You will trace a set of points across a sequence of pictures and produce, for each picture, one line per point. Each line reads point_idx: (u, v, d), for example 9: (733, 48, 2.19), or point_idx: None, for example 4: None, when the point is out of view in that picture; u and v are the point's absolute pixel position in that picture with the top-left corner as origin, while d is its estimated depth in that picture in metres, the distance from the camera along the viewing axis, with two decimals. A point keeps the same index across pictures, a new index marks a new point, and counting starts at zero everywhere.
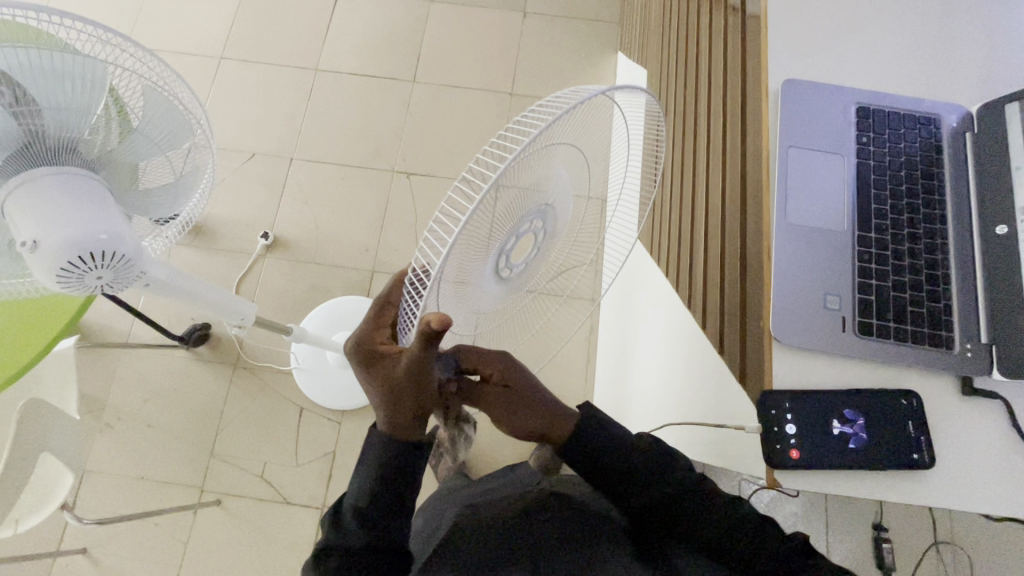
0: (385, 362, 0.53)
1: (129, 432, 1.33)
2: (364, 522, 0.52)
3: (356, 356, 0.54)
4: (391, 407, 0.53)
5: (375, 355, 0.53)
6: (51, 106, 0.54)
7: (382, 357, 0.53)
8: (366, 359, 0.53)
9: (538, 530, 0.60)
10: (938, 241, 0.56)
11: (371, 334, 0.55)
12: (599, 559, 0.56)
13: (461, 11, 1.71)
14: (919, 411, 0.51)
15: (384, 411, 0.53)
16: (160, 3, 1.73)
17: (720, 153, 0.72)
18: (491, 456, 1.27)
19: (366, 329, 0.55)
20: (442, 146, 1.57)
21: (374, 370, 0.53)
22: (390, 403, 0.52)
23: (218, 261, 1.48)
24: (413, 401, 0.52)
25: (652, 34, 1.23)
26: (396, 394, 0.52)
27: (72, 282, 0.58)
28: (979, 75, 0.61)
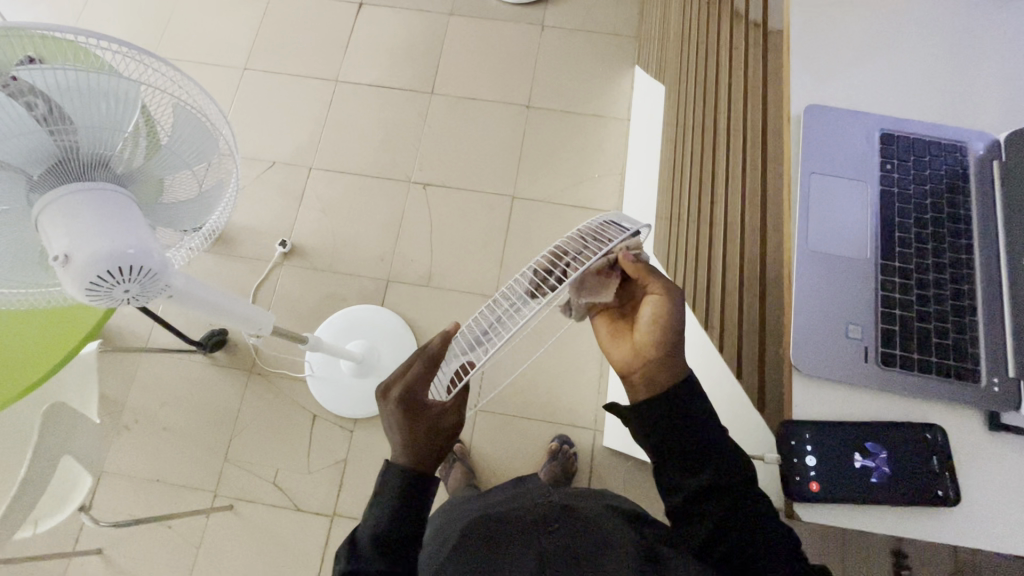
0: (426, 414, 0.56)
1: (146, 435, 1.35)
2: (381, 551, 0.51)
3: (399, 402, 0.56)
4: (420, 449, 0.54)
5: (418, 405, 0.56)
6: (85, 124, 0.56)
7: (426, 404, 0.57)
8: (408, 408, 0.56)
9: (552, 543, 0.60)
10: (963, 271, 0.55)
11: (418, 381, 0.58)
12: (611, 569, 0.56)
13: (479, 24, 1.73)
14: (946, 446, 0.50)
15: (411, 451, 0.54)
16: (187, 15, 1.78)
17: (739, 176, 0.71)
18: (501, 468, 1.27)
19: (414, 374, 0.58)
20: (458, 156, 1.59)
21: (412, 418, 0.55)
22: (422, 444, 0.55)
23: (236, 267, 1.50)
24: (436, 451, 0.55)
25: (671, 49, 1.22)
26: (431, 436, 0.55)
27: (100, 294, 0.59)
28: (1004, 101, 0.61)
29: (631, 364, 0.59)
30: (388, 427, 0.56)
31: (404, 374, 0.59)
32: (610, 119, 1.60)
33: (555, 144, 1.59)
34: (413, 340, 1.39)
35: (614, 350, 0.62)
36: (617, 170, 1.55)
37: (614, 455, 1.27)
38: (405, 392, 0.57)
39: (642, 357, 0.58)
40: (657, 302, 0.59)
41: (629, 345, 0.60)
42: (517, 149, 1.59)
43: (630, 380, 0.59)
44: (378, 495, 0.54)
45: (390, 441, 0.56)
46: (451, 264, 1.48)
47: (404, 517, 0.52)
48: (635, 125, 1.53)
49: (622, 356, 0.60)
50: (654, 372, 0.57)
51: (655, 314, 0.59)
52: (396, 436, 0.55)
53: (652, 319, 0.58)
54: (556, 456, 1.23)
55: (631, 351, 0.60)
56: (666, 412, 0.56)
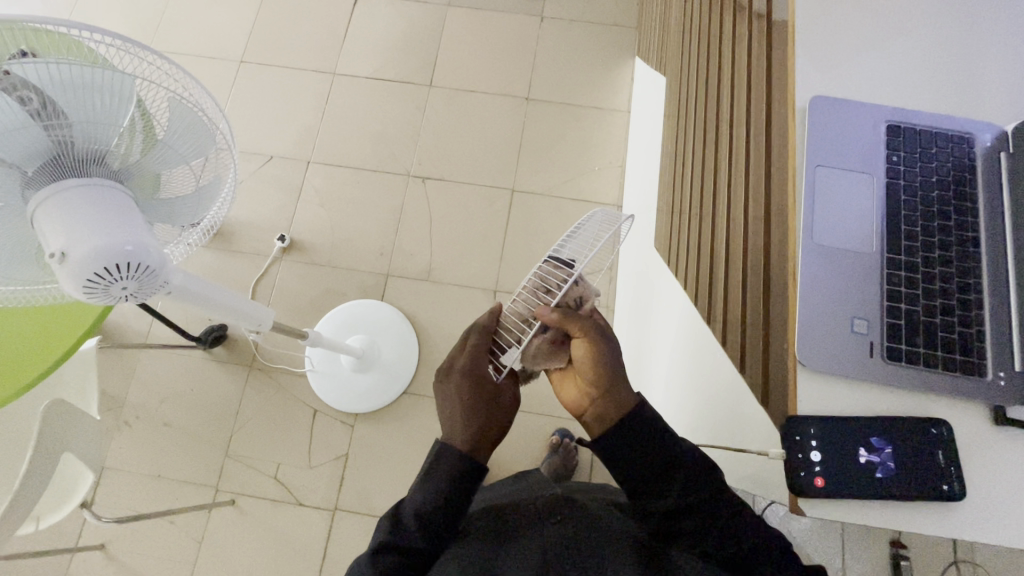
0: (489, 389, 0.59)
1: (147, 431, 1.35)
2: (421, 527, 0.54)
3: (469, 374, 0.59)
4: (481, 426, 0.57)
5: (483, 380, 0.59)
6: (79, 119, 0.55)
7: (488, 380, 0.60)
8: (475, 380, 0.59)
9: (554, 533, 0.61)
10: (969, 265, 0.54)
11: (479, 357, 0.61)
12: (611, 563, 0.56)
13: (478, 15, 1.71)
14: (951, 441, 0.50)
15: (474, 423, 0.57)
16: (182, 7, 1.76)
17: (742, 169, 0.71)
18: (502, 463, 1.27)
19: (473, 351, 0.62)
20: (458, 150, 1.57)
21: (479, 391, 0.58)
22: (483, 422, 0.57)
23: (234, 263, 1.49)
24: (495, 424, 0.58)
25: (672, 40, 1.21)
26: (492, 413, 0.58)
27: (97, 292, 0.59)
28: (1011, 93, 0.60)
29: (581, 402, 0.61)
30: (447, 400, 0.58)
31: (462, 351, 0.62)
32: (610, 111, 1.59)
33: (555, 137, 1.58)
34: (413, 336, 1.39)
35: (562, 390, 0.63)
36: (617, 163, 1.54)
37: None
38: (468, 366, 0.60)
39: (589, 395, 0.60)
40: (586, 342, 0.61)
41: (574, 384, 0.62)
42: (516, 142, 1.57)
43: (583, 418, 0.61)
44: (429, 473, 0.55)
45: (449, 419, 0.58)
46: (450, 259, 1.47)
47: (448, 502, 0.55)
48: (635, 118, 1.52)
49: (571, 396, 0.62)
50: (604, 406, 0.59)
51: (588, 355, 0.60)
52: (457, 412, 0.57)
53: (585, 358, 0.60)
54: (557, 450, 1.23)
55: (578, 389, 0.61)
56: (631, 434, 0.58)
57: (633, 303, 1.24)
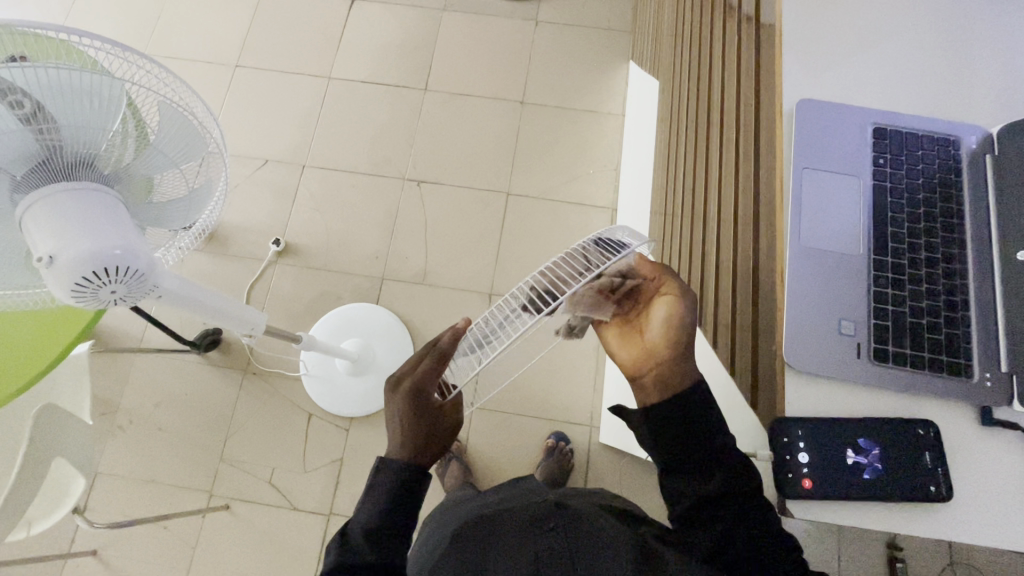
0: (431, 412, 0.56)
1: (141, 435, 1.34)
2: (372, 543, 0.51)
3: (412, 390, 0.56)
4: (415, 450, 0.55)
5: (427, 402, 0.56)
6: (68, 123, 0.55)
7: (434, 403, 0.56)
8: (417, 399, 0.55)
9: (544, 540, 0.61)
10: (956, 266, 0.54)
11: (430, 376, 0.57)
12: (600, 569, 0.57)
13: (473, 19, 1.72)
14: (937, 442, 0.50)
15: (412, 444, 0.54)
16: (178, 11, 1.76)
17: (732, 172, 0.71)
18: (497, 467, 1.27)
19: (426, 368, 0.57)
20: (453, 153, 1.58)
21: (419, 413, 0.55)
22: (418, 447, 0.55)
23: (229, 267, 1.49)
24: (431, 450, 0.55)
25: (665, 44, 1.22)
26: (430, 440, 0.56)
27: (86, 296, 0.58)
28: (997, 96, 0.60)
29: (640, 365, 0.58)
30: (390, 417, 0.56)
31: (416, 367, 0.58)
32: (604, 115, 1.60)
33: (550, 140, 1.58)
34: (409, 339, 1.39)
35: (623, 347, 0.60)
36: (612, 166, 1.54)
37: (611, 452, 1.27)
38: (417, 387, 0.56)
39: (652, 361, 0.58)
40: (671, 304, 0.57)
41: (635, 346, 0.59)
42: (512, 145, 1.58)
43: (638, 381, 0.59)
44: (379, 481, 0.54)
45: (389, 431, 0.56)
46: (445, 262, 1.48)
47: (404, 511, 0.53)
48: (629, 121, 1.52)
49: (629, 358, 0.59)
50: (666, 374, 0.57)
51: (666, 317, 0.57)
52: (397, 430, 0.55)
53: (664, 321, 0.57)
54: (552, 453, 1.23)
55: (641, 351, 0.59)
56: (680, 415, 0.55)
57: None
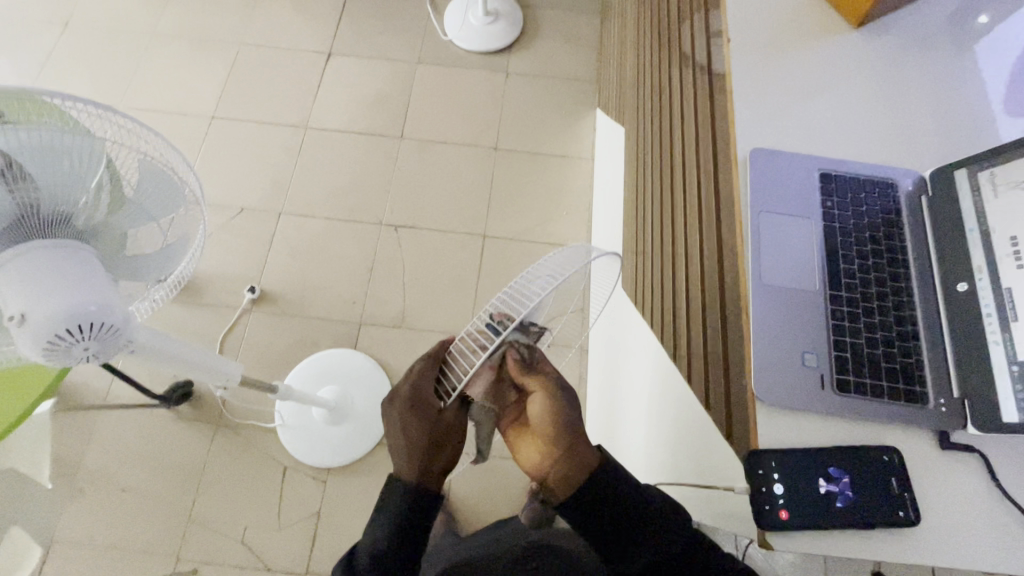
0: (429, 416, 0.59)
1: (102, 498, 1.27)
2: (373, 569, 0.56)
3: (412, 398, 0.59)
4: (424, 455, 0.58)
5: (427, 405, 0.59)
6: (47, 182, 0.55)
7: (433, 407, 0.59)
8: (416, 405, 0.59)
9: None
10: (904, 298, 0.59)
11: (425, 379, 0.60)
12: None
13: (446, 71, 1.80)
14: (901, 468, 0.52)
15: (421, 453, 0.58)
16: (155, 66, 1.79)
17: (697, 214, 0.75)
18: (480, 513, 1.24)
19: (422, 371, 0.60)
20: (430, 198, 1.61)
21: (420, 418, 0.59)
22: (424, 457, 0.58)
23: (202, 317, 1.46)
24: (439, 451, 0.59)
25: (628, 94, 1.30)
26: (439, 444, 0.59)
27: (58, 354, 0.58)
28: (926, 142, 0.67)
29: (540, 464, 0.61)
30: (394, 430, 0.60)
31: (408, 372, 0.61)
32: (575, 159, 1.67)
33: (523, 183, 1.63)
34: (388, 385, 1.38)
35: (522, 448, 0.63)
36: (584, 207, 1.60)
37: None
38: (413, 394, 0.59)
39: (549, 456, 0.61)
40: (543, 399, 0.60)
41: (533, 446, 0.62)
42: (486, 189, 1.62)
43: (542, 478, 0.61)
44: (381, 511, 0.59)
45: (396, 449, 0.60)
46: (424, 305, 1.48)
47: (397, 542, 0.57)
48: (599, 164, 1.59)
49: (532, 458, 0.62)
50: (561, 471, 0.60)
51: (547, 412, 0.60)
52: (402, 443, 0.59)
53: (545, 419, 0.60)
54: None
55: (538, 449, 0.62)
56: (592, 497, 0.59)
57: (602, 343, 1.27)
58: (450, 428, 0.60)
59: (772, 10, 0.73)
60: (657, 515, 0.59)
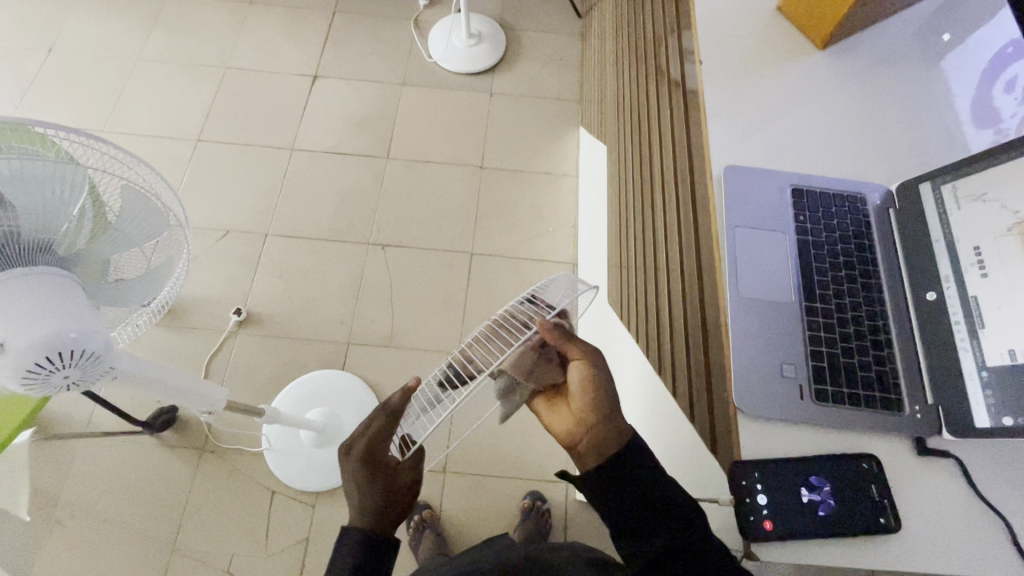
0: (385, 471, 0.57)
1: (83, 529, 1.24)
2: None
3: (366, 455, 0.57)
4: (379, 513, 0.56)
5: (381, 461, 0.58)
6: (27, 211, 0.55)
7: (386, 463, 0.58)
8: (371, 462, 0.57)
9: None
10: (877, 308, 0.60)
11: (380, 436, 0.58)
12: None
13: (431, 92, 1.82)
14: (881, 476, 0.53)
15: (376, 509, 0.56)
16: (140, 90, 1.80)
17: (676, 230, 0.77)
18: (472, 532, 1.23)
19: (379, 429, 0.59)
20: (416, 217, 1.62)
21: (374, 475, 0.57)
22: (379, 512, 0.56)
23: (186, 340, 1.45)
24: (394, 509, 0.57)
25: (609, 112, 1.33)
26: (393, 500, 0.57)
27: (36, 383, 0.57)
28: (892, 157, 0.69)
29: (574, 434, 0.60)
30: (349, 485, 0.58)
31: (364, 430, 0.60)
32: (559, 176, 1.69)
33: (509, 200, 1.65)
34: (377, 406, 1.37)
35: (554, 419, 0.62)
36: (569, 223, 1.62)
37: (588, 507, 1.25)
38: (366, 450, 0.58)
39: (583, 424, 0.60)
40: (583, 366, 0.60)
41: (568, 413, 0.61)
42: (473, 207, 1.64)
43: (574, 449, 0.60)
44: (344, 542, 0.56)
45: (351, 502, 0.57)
46: (412, 323, 1.48)
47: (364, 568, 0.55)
48: (583, 181, 1.62)
49: (564, 426, 0.61)
50: (597, 436, 0.59)
51: (585, 379, 0.60)
52: (355, 501, 0.57)
53: (581, 386, 0.60)
54: (528, 514, 1.20)
55: (572, 419, 0.61)
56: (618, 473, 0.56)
57: None
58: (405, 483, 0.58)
59: (741, 33, 0.76)
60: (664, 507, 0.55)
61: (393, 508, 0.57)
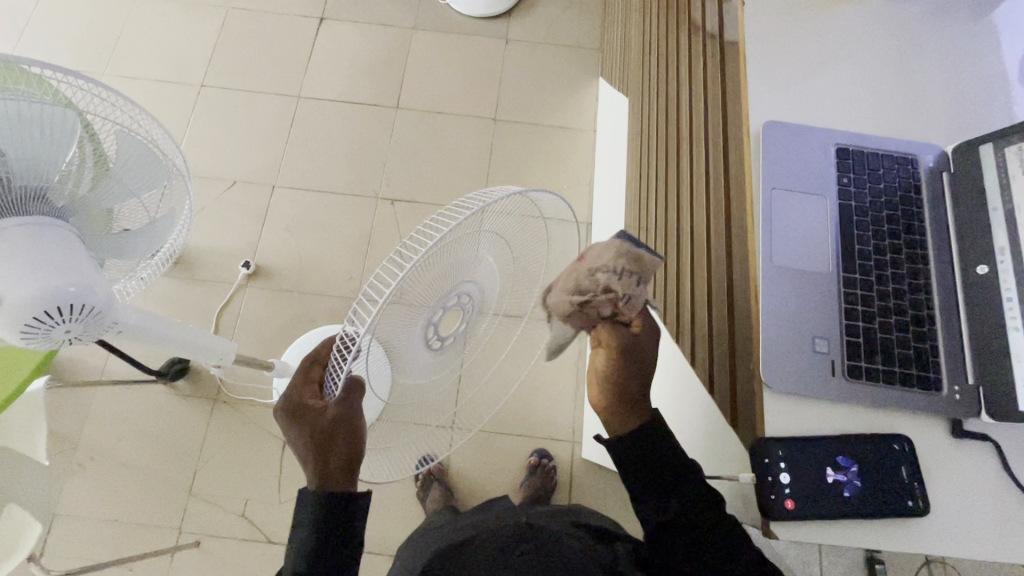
0: (310, 416, 0.58)
1: (103, 472, 1.27)
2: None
3: (288, 409, 0.59)
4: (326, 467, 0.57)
5: (303, 409, 0.59)
6: (17, 155, 0.51)
7: (311, 410, 0.58)
8: (294, 413, 0.59)
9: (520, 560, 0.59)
10: (921, 281, 0.56)
11: (304, 388, 0.61)
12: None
13: (444, 37, 1.72)
14: (913, 458, 0.51)
15: (316, 464, 0.57)
16: (140, 30, 1.71)
17: (704, 191, 0.72)
18: (480, 488, 1.24)
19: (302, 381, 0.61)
20: (425, 170, 1.57)
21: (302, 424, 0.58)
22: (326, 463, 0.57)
23: (196, 292, 1.44)
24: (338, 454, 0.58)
25: (633, 61, 1.24)
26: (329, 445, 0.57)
27: (38, 337, 0.55)
28: (948, 116, 0.63)
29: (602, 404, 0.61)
30: (294, 445, 0.59)
31: (293, 385, 0.62)
32: (576, 131, 1.61)
33: (523, 155, 1.59)
34: None
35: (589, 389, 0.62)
36: (585, 181, 1.56)
37: (595, 468, 1.26)
38: (289, 402, 0.60)
39: (612, 400, 0.60)
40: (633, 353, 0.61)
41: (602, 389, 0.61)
42: (485, 161, 1.58)
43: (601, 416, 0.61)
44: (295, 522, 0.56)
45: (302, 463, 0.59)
46: None
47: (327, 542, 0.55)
48: (601, 137, 1.55)
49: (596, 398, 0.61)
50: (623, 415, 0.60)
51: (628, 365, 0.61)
52: (303, 459, 0.58)
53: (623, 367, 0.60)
54: (535, 471, 1.22)
55: (600, 393, 0.61)
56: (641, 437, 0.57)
57: None
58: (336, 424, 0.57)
59: None
60: (684, 474, 0.56)
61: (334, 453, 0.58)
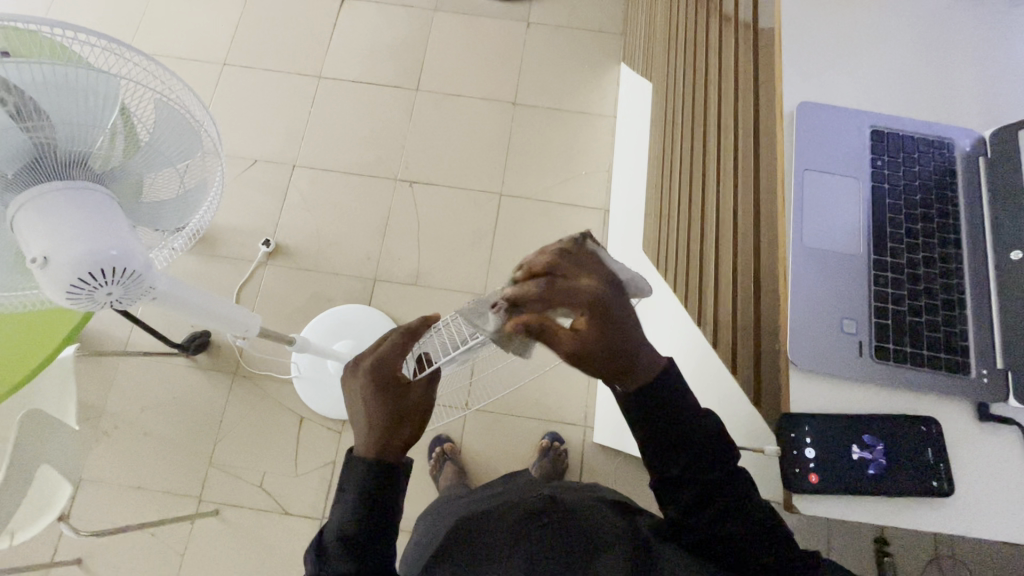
0: (394, 387, 0.54)
1: (126, 440, 1.31)
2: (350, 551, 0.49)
3: (370, 372, 0.54)
4: (391, 438, 0.52)
5: (389, 379, 0.54)
6: (60, 121, 0.53)
7: (397, 380, 0.54)
8: (376, 378, 0.54)
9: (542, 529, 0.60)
10: (952, 266, 0.56)
11: (391, 353, 0.56)
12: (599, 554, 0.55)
13: (464, 19, 1.72)
14: (939, 439, 0.51)
15: (381, 431, 0.52)
16: (164, 8, 1.72)
17: (732, 173, 0.72)
18: (492, 467, 1.27)
19: (387, 347, 0.56)
20: (444, 153, 1.57)
21: (381, 390, 0.53)
22: (391, 434, 0.52)
23: (217, 268, 1.47)
24: (409, 432, 0.53)
25: (657, 46, 1.23)
26: (403, 420, 0.53)
27: (81, 299, 0.57)
28: (984, 101, 0.62)
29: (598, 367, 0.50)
30: (356, 405, 0.54)
31: (376, 348, 0.57)
32: (596, 116, 1.61)
33: (541, 140, 1.58)
34: None
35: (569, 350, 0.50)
36: (603, 167, 1.55)
37: (605, 452, 1.27)
38: (376, 365, 0.55)
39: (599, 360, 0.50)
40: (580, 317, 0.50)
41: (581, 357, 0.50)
42: (503, 145, 1.58)
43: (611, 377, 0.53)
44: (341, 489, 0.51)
45: (358, 424, 0.53)
46: (439, 263, 1.47)
47: (371, 507, 0.51)
48: (620, 123, 1.54)
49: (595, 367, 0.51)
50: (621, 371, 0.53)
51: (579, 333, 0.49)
52: (363, 422, 0.52)
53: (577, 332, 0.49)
54: (546, 453, 1.24)
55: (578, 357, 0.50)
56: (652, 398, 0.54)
57: None
58: (418, 403, 0.54)
59: None
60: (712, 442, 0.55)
61: (405, 429, 0.53)
